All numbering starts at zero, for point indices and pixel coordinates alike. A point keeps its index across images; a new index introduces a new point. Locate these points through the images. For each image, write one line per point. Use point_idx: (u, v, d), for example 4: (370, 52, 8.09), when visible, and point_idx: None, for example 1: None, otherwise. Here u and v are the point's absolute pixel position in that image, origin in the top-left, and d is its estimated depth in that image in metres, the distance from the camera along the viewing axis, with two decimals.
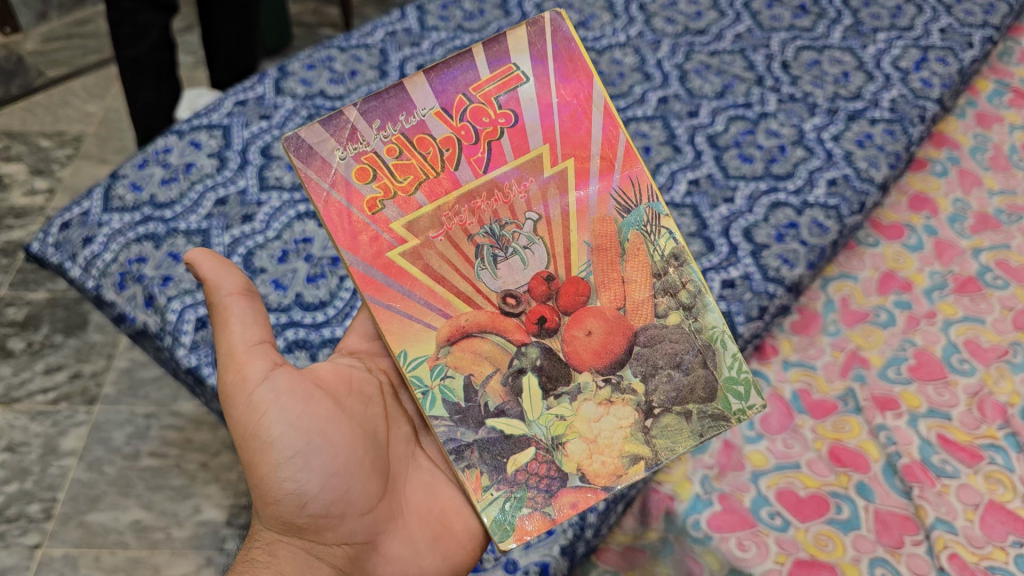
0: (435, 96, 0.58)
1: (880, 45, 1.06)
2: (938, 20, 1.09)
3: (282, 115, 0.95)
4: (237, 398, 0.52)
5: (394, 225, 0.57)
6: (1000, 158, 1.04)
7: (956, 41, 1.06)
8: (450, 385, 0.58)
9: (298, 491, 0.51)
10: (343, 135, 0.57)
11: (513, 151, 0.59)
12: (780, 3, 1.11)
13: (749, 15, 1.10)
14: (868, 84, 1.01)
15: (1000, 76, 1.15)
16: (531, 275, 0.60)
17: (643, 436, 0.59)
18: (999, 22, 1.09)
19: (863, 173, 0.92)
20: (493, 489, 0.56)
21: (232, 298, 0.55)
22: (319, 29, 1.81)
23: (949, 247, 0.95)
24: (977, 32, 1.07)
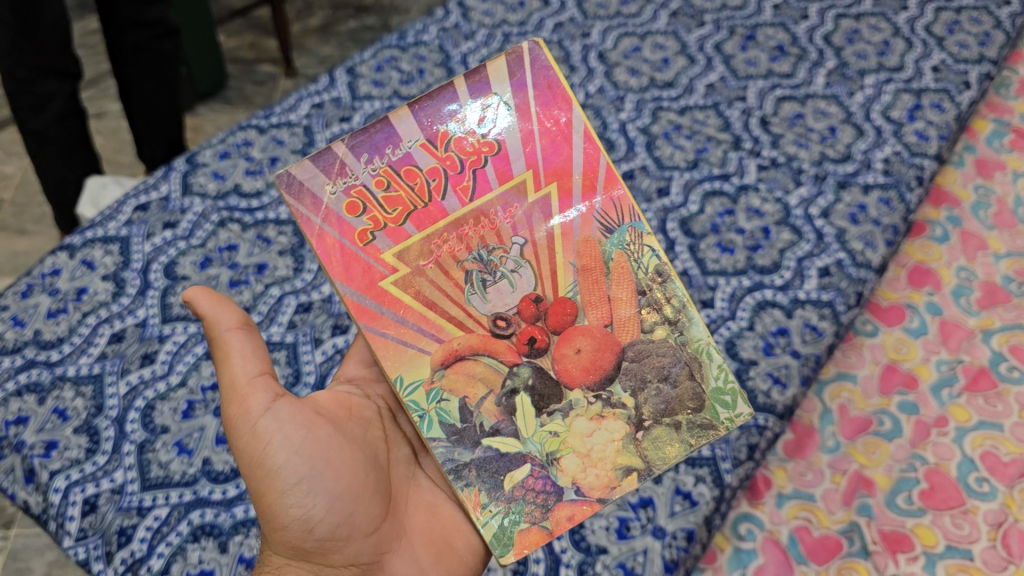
0: (420, 128, 0.64)
1: (869, 92, 1.12)
2: (931, 56, 1.17)
3: (188, 222, 0.94)
4: (244, 431, 0.62)
5: (385, 254, 0.63)
6: (1005, 214, 1.07)
7: (952, 81, 1.13)
8: (446, 408, 0.63)
9: (304, 516, 0.61)
10: (332, 171, 0.62)
11: (498, 178, 0.65)
12: (755, 45, 1.18)
13: (723, 59, 1.16)
14: (857, 141, 1.06)
15: (999, 114, 1.21)
16: (520, 298, 0.65)
17: (634, 448, 0.63)
18: (996, 53, 1.18)
19: (857, 257, 0.95)
20: (491, 505, 0.61)
21: (231, 332, 0.65)
22: (257, 65, 1.91)
23: (954, 326, 0.97)
24: (974, 68, 1.16)
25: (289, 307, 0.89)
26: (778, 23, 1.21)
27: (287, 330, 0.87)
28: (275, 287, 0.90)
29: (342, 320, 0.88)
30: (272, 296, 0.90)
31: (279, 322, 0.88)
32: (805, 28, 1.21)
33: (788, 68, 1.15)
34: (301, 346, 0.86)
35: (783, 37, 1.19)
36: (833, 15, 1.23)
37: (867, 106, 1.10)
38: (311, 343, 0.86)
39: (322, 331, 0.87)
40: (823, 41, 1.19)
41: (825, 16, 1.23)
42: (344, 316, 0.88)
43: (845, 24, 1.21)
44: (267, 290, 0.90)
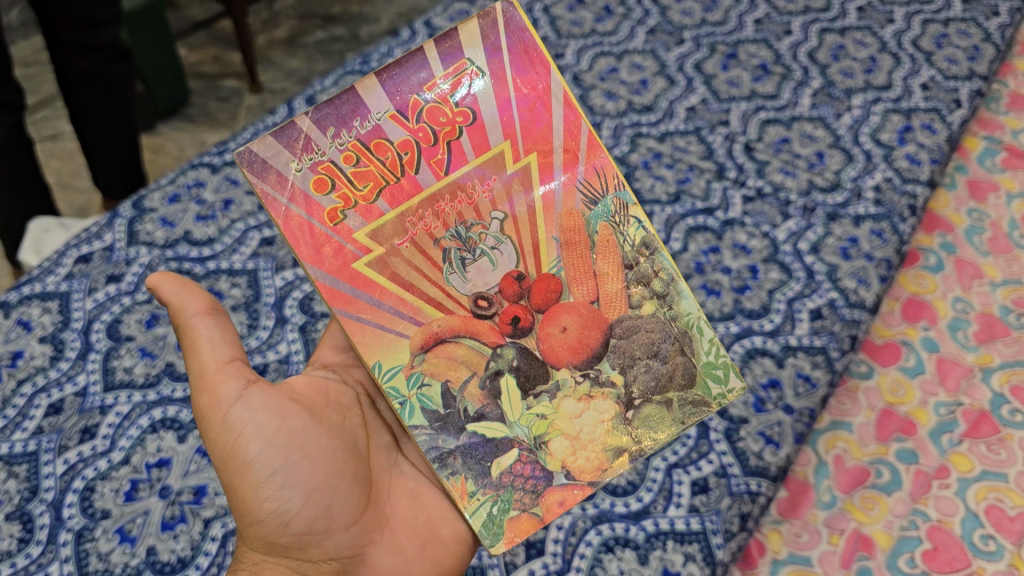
0: (389, 98, 0.60)
1: (857, 113, 1.02)
2: (919, 73, 1.06)
3: (133, 276, 0.83)
4: (214, 421, 0.59)
5: (358, 235, 0.60)
6: (1000, 238, 0.94)
7: (942, 100, 1.03)
8: (428, 393, 0.61)
9: (280, 510, 0.58)
10: (296, 146, 0.58)
11: (474, 150, 0.62)
12: (737, 64, 1.06)
13: (704, 80, 1.05)
14: (847, 168, 0.96)
15: (990, 130, 1.07)
16: (502, 276, 0.63)
17: (625, 428, 0.62)
18: (986, 69, 1.06)
19: (851, 296, 0.86)
20: (479, 493, 0.59)
21: (198, 318, 0.62)
22: (220, 81, 1.84)
23: (953, 364, 0.84)
24: (964, 85, 1.04)
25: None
26: (760, 39, 1.09)
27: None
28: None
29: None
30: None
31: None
32: (788, 44, 1.09)
33: (773, 87, 1.04)
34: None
35: (765, 54, 1.07)
36: (818, 29, 1.11)
37: (855, 128, 1.00)
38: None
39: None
40: (807, 58, 1.07)
41: (809, 32, 1.10)
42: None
43: (829, 39, 1.09)
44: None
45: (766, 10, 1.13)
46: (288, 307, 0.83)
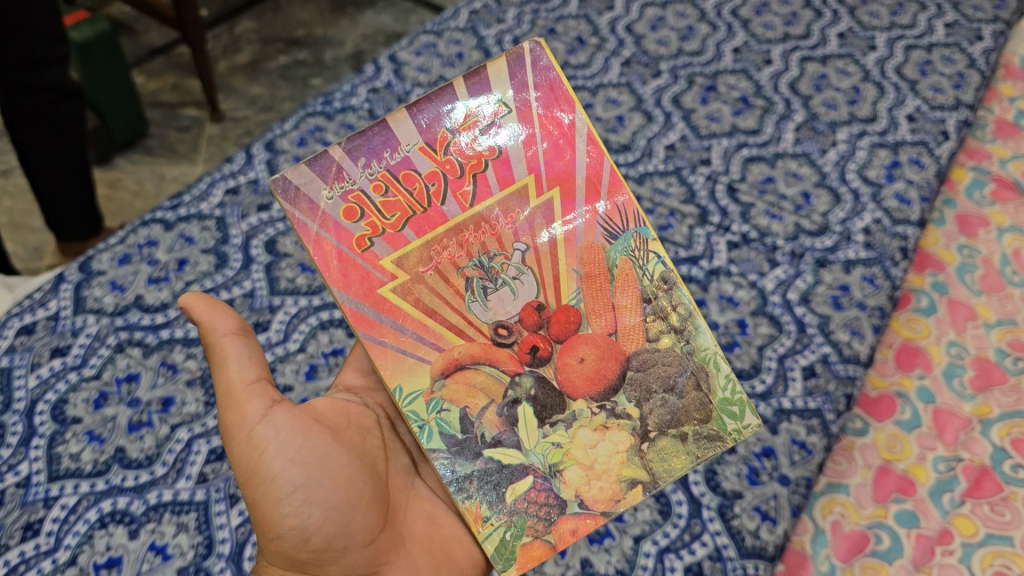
0: (419, 132, 0.64)
1: (843, 149, 1.10)
2: (905, 104, 1.15)
3: (80, 347, 0.86)
4: (240, 437, 0.62)
5: (384, 261, 0.63)
6: (992, 276, 1.04)
7: (930, 133, 1.12)
8: (446, 418, 0.63)
9: (300, 526, 0.60)
10: (328, 175, 0.62)
11: (499, 183, 0.65)
12: (716, 97, 1.15)
13: (682, 114, 1.13)
14: (834, 210, 1.05)
15: (977, 161, 1.18)
16: (522, 305, 0.66)
17: (640, 460, 0.64)
18: (971, 97, 1.16)
19: (844, 351, 0.92)
20: (494, 518, 0.61)
21: (227, 338, 0.66)
22: (179, 109, 1.84)
23: (950, 415, 0.93)
24: (950, 115, 1.14)
25: (199, 453, 0.81)
26: (739, 70, 1.18)
27: (197, 485, 0.79)
28: (182, 428, 0.82)
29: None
30: (178, 439, 0.82)
31: (188, 475, 0.80)
32: (768, 74, 1.18)
33: (754, 123, 1.12)
34: (214, 504, 0.78)
35: (745, 85, 1.16)
36: (799, 58, 1.20)
37: (841, 165, 1.09)
38: (226, 500, 0.78)
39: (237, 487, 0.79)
40: (789, 88, 1.16)
41: (790, 60, 1.20)
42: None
43: (811, 68, 1.19)
44: (173, 432, 0.82)
45: (745, 38, 1.22)
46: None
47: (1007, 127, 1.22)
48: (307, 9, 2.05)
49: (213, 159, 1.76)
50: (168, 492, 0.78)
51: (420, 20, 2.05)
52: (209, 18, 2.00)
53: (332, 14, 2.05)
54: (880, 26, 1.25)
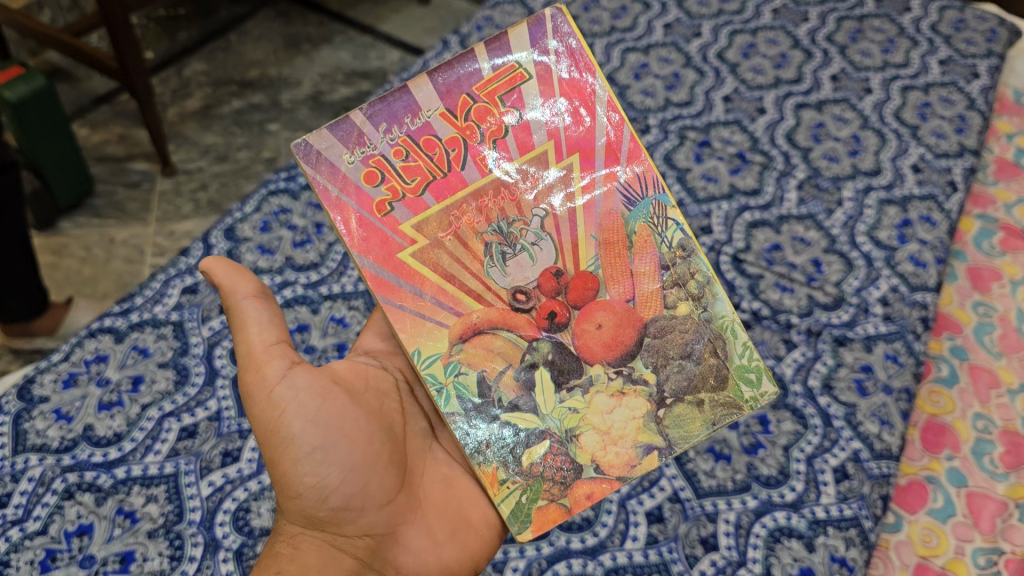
0: (440, 97, 0.65)
1: (849, 209, 0.96)
2: (829, 66, 1.14)
3: (21, 497, 0.73)
4: (262, 399, 0.65)
5: (404, 226, 0.65)
6: (1011, 335, 0.94)
7: (937, 183, 0.99)
8: (463, 381, 0.65)
9: (318, 485, 0.63)
10: (352, 141, 0.64)
11: (518, 148, 0.67)
12: (695, 142, 1.04)
13: (677, 174, 0.99)
14: (848, 278, 0.89)
15: (983, 208, 1.07)
16: (540, 271, 0.67)
17: (656, 427, 0.66)
18: (975, 141, 1.04)
19: (876, 445, 0.77)
20: (509, 481, 0.64)
21: (247, 300, 0.68)
22: (129, 163, 1.60)
23: (984, 499, 0.82)
24: (956, 163, 1.02)
25: (170, 431, 0.78)
26: (670, 43, 1.17)
27: (166, 459, 0.76)
28: (153, 406, 0.80)
29: (233, 443, 0.78)
30: (150, 418, 0.79)
31: (158, 449, 0.77)
32: (763, 125, 1.06)
33: (685, 95, 1.10)
34: (184, 475, 0.75)
35: (675, 57, 1.15)
36: (793, 105, 1.08)
37: (849, 227, 0.94)
38: (196, 471, 0.75)
39: (212, 459, 0.76)
40: (786, 141, 1.04)
41: (719, 33, 1.19)
42: (233, 436, 0.78)
43: (807, 116, 1.07)
44: (144, 410, 0.79)
45: (677, 15, 1.22)
46: (218, 358, 0.84)
47: (1008, 168, 1.12)
48: (259, 48, 1.85)
49: (168, 219, 1.53)
50: (138, 466, 0.76)
51: (380, 57, 1.85)
52: (155, 61, 1.79)
53: (287, 51, 1.85)
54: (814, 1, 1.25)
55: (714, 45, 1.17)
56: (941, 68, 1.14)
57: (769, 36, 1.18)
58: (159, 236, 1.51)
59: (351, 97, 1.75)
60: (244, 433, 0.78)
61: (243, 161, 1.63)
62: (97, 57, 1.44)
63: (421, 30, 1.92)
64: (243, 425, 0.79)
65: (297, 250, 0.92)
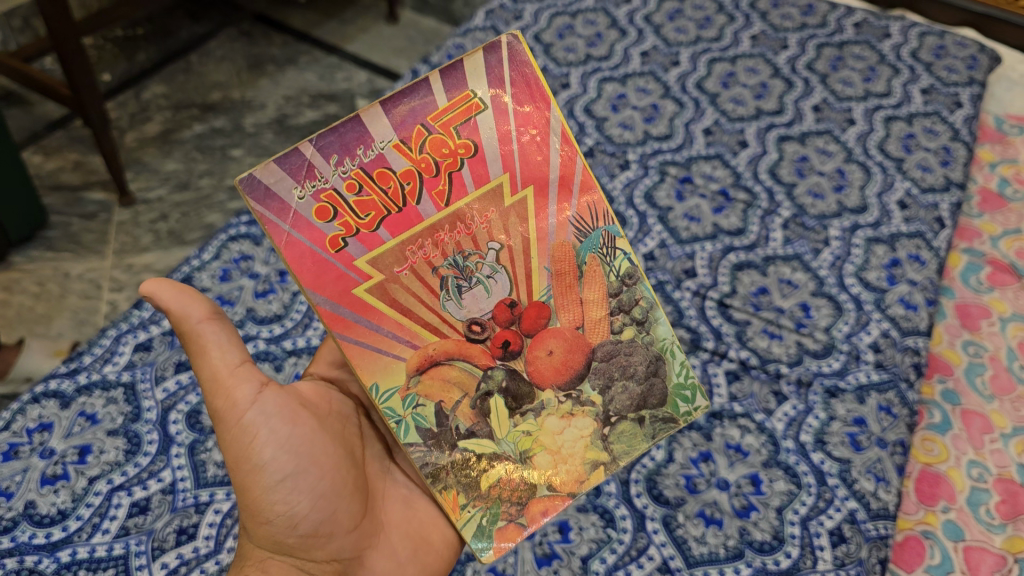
0: (394, 128, 0.55)
1: (836, 248, 0.93)
2: (811, 96, 1.12)
3: None
4: (230, 423, 0.57)
5: (359, 262, 0.55)
6: (1002, 375, 0.89)
7: (924, 220, 0.97)
8: (422, 412, 0.59)
9: (289, 513, 0.56)
10: (300, 173, 0.52)
11: (474, 182, 0.58)
12: (693, 190, 0.99)
13: (658, 214, 0.96)
14: (838, 323, 0.86)
15: (969, 242, 1.04)
16: (495, 303, 0.61)
17: (602, 443, 0.63)
18: (961, 174, 1.02)
19: (872, 504, 0.72)
20: (470, 505, 0.59)
21: (203, 324, 0.59)
22: (84, 192, 1.52)
23: (981, 553, 0.74)
24: (943, 198, 0.99)
25: (120, 507, 0.72)
26: (648, 72, 1.14)
27: (115, 539, 0.70)
28: (101, 479, 0.74)
29: (188, 519, 0.71)
30: (98, 492, 0.73)
31: (106, 528, 0.71)
32: (745, 160, 1.03)
33: (665, 128, 1.06)
34: (134, 557, 0.69)
35: (654, 87, 1.12)
36: (775, 137, 1.06)
37: (838, 267, 0.91)
38: (148, 552, 0.69)
39: (165, 538, 0.70)
40: (770, 176, 1.01)
41: (698, 61, 1.16)
42: (189, 511, 0.72)
43: (790, 149, 1.04)
44: (91, 484, 0.73)
45: (654, 42, 1.19)
46: (173, 424, 0.78)
47: (993, 199, 1.10)
48: (221, 69, 1.79)
49: (126, 252, 1.45)
50: (84, 548, 0.69)
51: (348, 78, 1.80)
52: (112, 83, 1.72)
53: (251, 73, 1.79)
54: (793, 28, 1.24)
55: (693, 74, 1.14)
56: (923, 96, 1.13)
57: (748, 64, 1.16)
58: (117, 269, 1.42)
59: (317, 121, 1.69)
60: (201, 507, 0.72)
61: (205, 189, 1.56)
62: (47, 82, 1.36)
63: (389, 50, 1.87)
64: (199, 498, 0.73)
65: (259, 300, 0.87)
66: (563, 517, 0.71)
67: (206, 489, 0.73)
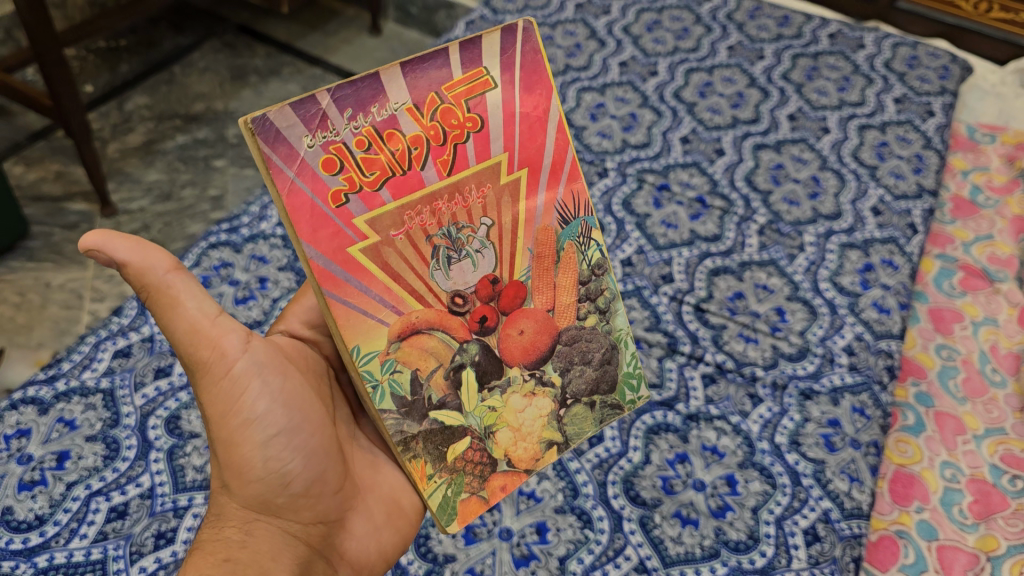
0: (408, 89, 0.51)
1: (811, 254, 0.95)
2: (787, 105, 1.14)
3: None
4: (217, 375, 0.54)
5: (357, 220, 0.51)
6: (974, 378, 0.91)
7: (897, 226, 0.98)
8: (398, 380, 0.57)
9: (282, 471, 0.55)
10: (312, 121, 0.48)
11: (476, 156, 0.55)
12: (670, 197, 1.00)
13: (636, 221, 0.97)
14: (812, 327, 0.87)
15: (942, 248, 1.06)
16: (480, 278, 0.58)
17: (557, 424, 0.63)
18: (933, 181, 1.04)
19: (846, 504, 0.73)
20: (436, 476, 0.58)
21: (169, 275, 0.53)
22: (66, 203, 1.52)
23: (954, 553, 0.75)
24: (916, 205, 1.01)
25: (98, 513, 0.72)
26: (626, 82, 1.16)
27: (93, 544, 0.70)
28: (79, 484, 0.74)
29: (167, 523, 0.71)
30: (76, 498, 0.73)
31: (84, 532, 0.70)
32: (722, 168, 1.05)
33: (643, 137, 1.08)
34: (112, 561, 0.68)
35: (632, 96, 1.14)
36: (751, 146, 1.08)
37: (812, 272, 0.93)
38: (126, 557, 0.69)
39: (143, 542, 0.70)
40: (746, 184, 1.03)
41: (676, 71, 1.18)
42: (167, 515, 0.72)
43: (766, 157, 1.06)
44: (69, 490, 0.73)
45: (633, 53, 1.21)
46: (152, 429, 0.78)
47: (965, 206, 1.12)
48: (205, 80, 1.80)
49: None
50: (61, 553, 0.69)
51: None
52: (94, 94, 1.73)
53: (234, 84, 1.80)
54: (768, 39, 1.26)
55: (670, 84, 1.16)
56: (896, 106, 1.15)
57: (725, 74, 1.18)
58: (99, 279, 1.42)
59: None
60: (179, 511, 0.72)
61: (188, 199, 1.56)
62: (30, 92, 1.36)
63: (372, 60, 1.89)
64: (178, 502, 0.73)
65: (239, 307, 0.88)
66: (541, 518, 0.71)
67: (184, 493, 0.73)
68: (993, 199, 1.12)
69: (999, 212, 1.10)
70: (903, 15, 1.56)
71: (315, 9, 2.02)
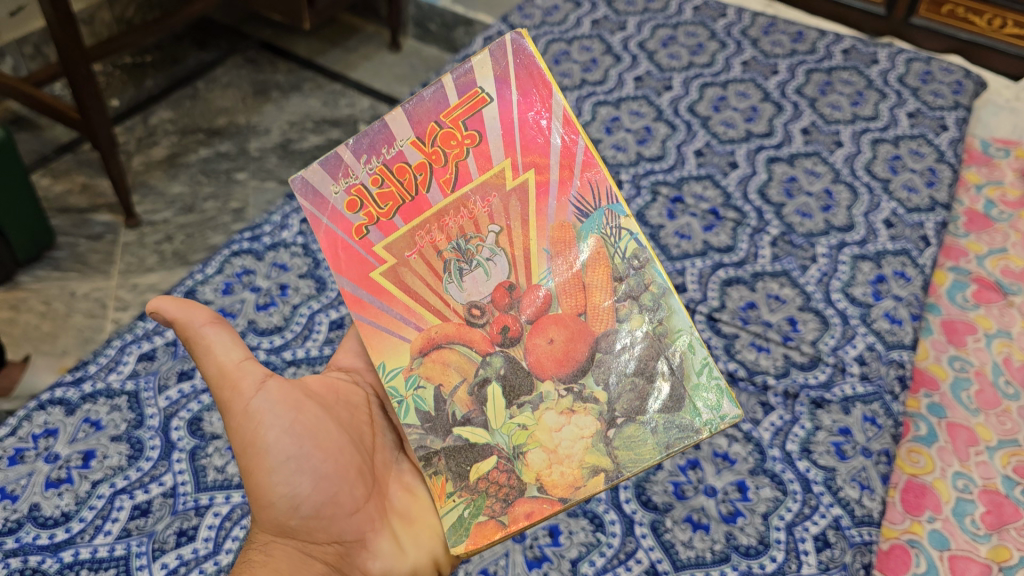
0: (411, 126, 0.59)
1: (823, 265, 0.96)
2: (800, 120, 1.15)
3: None
4: (235, 410, 0.60)
5: (377, 248, 0.60)
6: (987, 390, 0.91)
7: (910, 238, 0.99)
8: (422, 395, 0.61)
9: (291, 494, 0.58)
10: (336, 171, 0.59)
11: (479, 170, 0.60)
12: (683, 209, 1.02)
13: (649, 231, 0.99)
14: (824, 337, 0.88)
15: (955, 261, 1.06)
16: (495, 286, 0.61)
17: (605, 447, 0.59)
18: (946, 195, 1.05)
19: (856, 511, 0.73)
20: (456, 495, 0.59)
21: (205, 327, 0.62)
22: (92, 213, 1.56)
23: (967, 562, 0.75)
24: (928, 217, 1.02)
25: (122, 510, 0.74)
26: (641, 96, 1.18)
27: (117, 540, 0.72)
28: (104, 483, 0.76)
29: (189, 521, 0.73)
30: (100, 496, 0.75)
31: (108, 529, 0.72)
32: (735, 180, 1.06)
33: (657, 150, 1.10)
34: (135, 558, 0.70)
35: (647, 110, 1.16)
36: (764, 158, 1.09)
37: (825, 283, 0.94)
38: (148, 553, 0.71)
39: (165, 539, 0.72)
40: (759, 196, 1.04)
41: (690, 86, 1.20)
42: (190, 514, 0.74)
43: (779, 170, 1.07)
44: (94, 488, 0.75)
45: (648, 67, 1.23)
46: (175, 430, 0.80)
47: (979, 219, 1.12)
48: (228, 96, 1.84)
49: (132, 272, 1.48)
50: (86, 549, 0.71)
51: (351, 104, 1.84)
52: (121, 108, 1.77)
53: (256, 99, 1.84)
54: (783, 54, 1.28)
55: (685, 98, 1.18)
56: (910, 120, 1.16)
57: (739, 89, 1.20)
58: (123, 289, 1.45)
59: (321, 145, 1.73)
60: (201, 510, 0.74)
61: (210, 211, 1.59)
62: (57, 107, 1.39)
63: (391, 76, 1.92)
64: (200, 501, 0.75)
65: (260, 313, 0.90)
66: (554, 521, 0.72)
67: (206, 493, 0.75)
68: (1007, 213, 1.13)
69: (1014, 225, 1.10)
70: (918, 31, 1.58)
71: (336, 26, 2.06)
